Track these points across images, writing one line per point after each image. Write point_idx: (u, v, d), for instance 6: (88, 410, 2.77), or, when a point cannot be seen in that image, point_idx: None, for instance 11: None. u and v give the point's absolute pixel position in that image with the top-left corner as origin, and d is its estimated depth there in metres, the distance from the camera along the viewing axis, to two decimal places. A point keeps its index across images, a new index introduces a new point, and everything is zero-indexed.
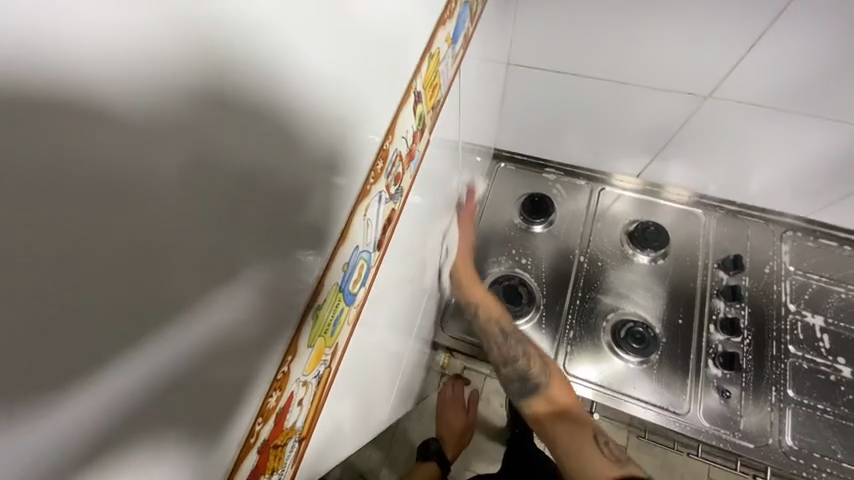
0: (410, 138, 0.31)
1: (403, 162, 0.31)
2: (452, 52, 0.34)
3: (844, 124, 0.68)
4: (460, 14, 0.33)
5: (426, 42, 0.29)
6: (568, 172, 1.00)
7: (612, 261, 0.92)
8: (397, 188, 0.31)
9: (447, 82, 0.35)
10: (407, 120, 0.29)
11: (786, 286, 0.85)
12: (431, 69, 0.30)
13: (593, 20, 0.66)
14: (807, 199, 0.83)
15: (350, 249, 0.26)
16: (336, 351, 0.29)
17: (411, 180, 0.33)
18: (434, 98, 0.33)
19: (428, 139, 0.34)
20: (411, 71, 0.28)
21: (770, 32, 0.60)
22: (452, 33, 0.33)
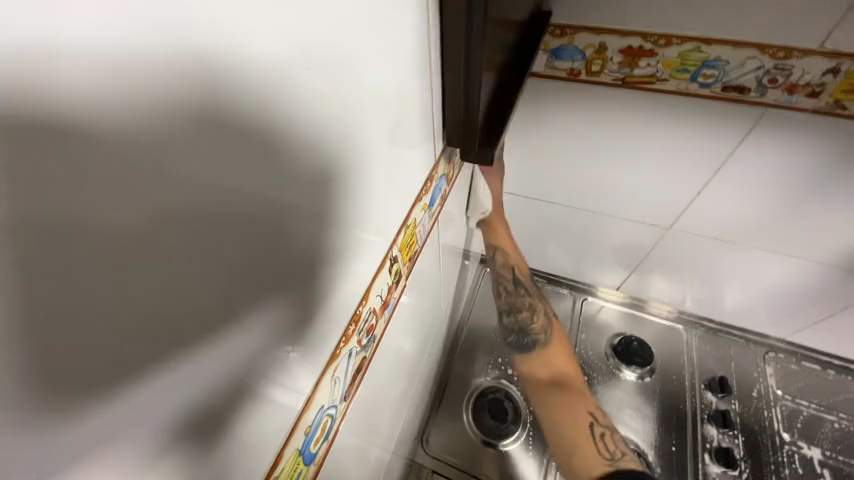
0: (384, 294, 0.34)
1: (377, 314, 0.34)
2: (427, 215, 0.40)
3: (798, 262, 0.73)
4: (436, 185, 0.40)
5: (403, 217, 0.35)
6: (551, 280, 1.04)
7: (599, 376, 0.91)
8: (368, 338, 0.33)
9: (423, 239, 0.40)
10: (381, 282, 0.34)
11: (777, 412, 0.83)
12: (407, 236, 0.36)
13: (560, 163, 0.75)
14: (781, 321, 0.86)
15: (314, 411, 0.28)
16: None
17: (385, 326, 0.36)
18: (409, 255, 0.38)
19: (404, 288, 0.38)
20: (387, 244, 0.33)
21: (716, 180, 0.67)
22: (428, 201, 0.39)
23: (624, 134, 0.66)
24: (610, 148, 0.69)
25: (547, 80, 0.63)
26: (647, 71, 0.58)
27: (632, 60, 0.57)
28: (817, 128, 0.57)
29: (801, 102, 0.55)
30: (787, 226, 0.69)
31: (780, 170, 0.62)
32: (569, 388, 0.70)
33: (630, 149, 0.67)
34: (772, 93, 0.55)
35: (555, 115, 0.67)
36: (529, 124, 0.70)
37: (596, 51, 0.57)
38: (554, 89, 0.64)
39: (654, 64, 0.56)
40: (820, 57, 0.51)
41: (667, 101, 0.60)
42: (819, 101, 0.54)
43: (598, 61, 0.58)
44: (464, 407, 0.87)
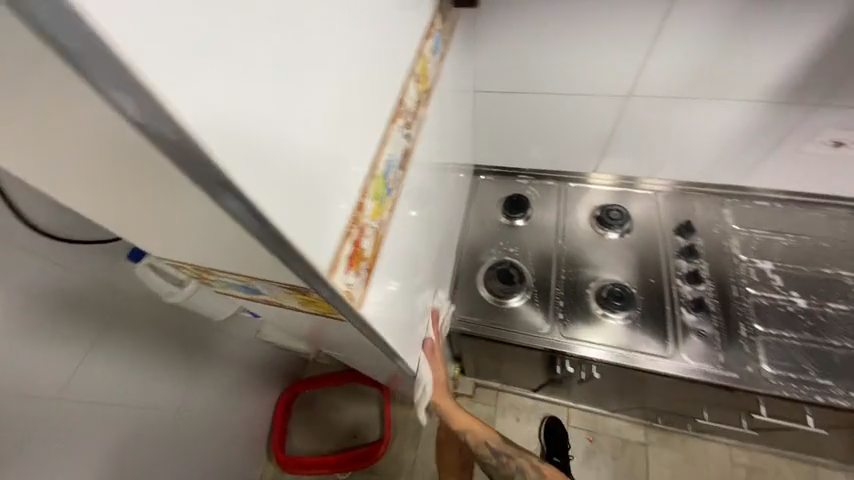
0: (413, 103, 0.45)
1: (412, 116, 0.45)
2: (433, 59, 0.51)
3: (742, 104, 0.85)
4: (436, 34, 0.51)
5: (418, 45, 0.46)
6: (538, 176, 1.20)
7: (587, 240, 1.08)
8: (408, 133, 0.45)
9: (432, 77, 0.52)
10: (412, 90, 0.45)
11: (734, 241, 1.00)
12: (422, 64, 0.47)
13: (528, 51, 0.87)
14: (733, 166, 0.99)
15: (387, 151, 0.38)
16: (384, 226, 0.39)
17: (418, 134, 0.48)
18: (425, 85, 0.49)
19: (425, 112, 0.50)
20: (412, 61, 0.44)
21: (659, 43, 0.78)
22: (432, 47, 0.51)
23: (577, 12, 0.77)
24: (568, 29, 0.80)
25: None
26: None
27: None
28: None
29: None
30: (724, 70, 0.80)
31: (710, 21, 0.73)
32: None
33: (586, 26, 0.79)
34: None
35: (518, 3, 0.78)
36: (492, 20, 0.83)
37: None
38: None
39: None
40: None
41: None
42: None
43: None
44: (478, 282, 1.05)
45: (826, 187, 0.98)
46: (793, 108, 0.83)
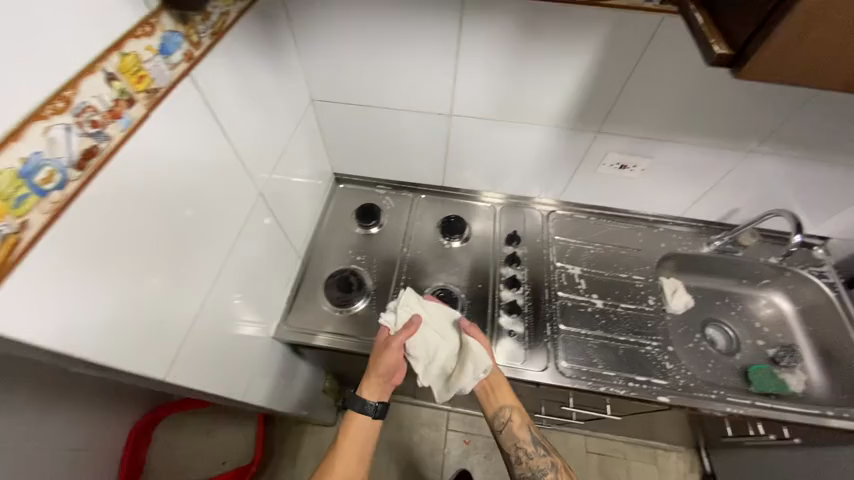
0: (106, 100, 0.43)
1: (108, 114, 0.43)
2: (161, 58, 0.50)
3: (541, 128, 0.96)
4: (164, 35, 0.50)
5: (116, 40, 0.44)
6: (396, 187, 1.26)
7: (429, 249, 1.14)
8: (99, 131, 0.42)
9: (162, 78, 0.50)
10: (98, 86, 0.42)
11: (553, 249, 1.12)
12: (128, 60, 0.45)
13: (352, 64, 0.89)
14: (550, 184, 1.13)
15: (26, 147, 0.36)
16: (26, 229, 0.36)
17: (124, 134, 0.45)
18: (143, 84, 0.47)
19: (143, 111, 0.47)
20: (96, 55, 0.42)
21: (460, 63, 0.84)
22: (158, 46, 0.49)
23: (383, 33, 0.81)
24: (380, 49, 0.85)
25: None
26: None
27: None
28: (504, 9, 0.73)
29: None
30: (520, 93, 0.88)
31: (495, 53, 0.81)
32: None
33: (394, 48, 0.84)
34: None
35: (327, 19, 0.80)
36: (307, 32, 0.83)
37: None
38: None
39: None
40: None
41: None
42: None
43: None
44: (319, 290, 1.06)
45: (624, 201, 1.15)
46: (581, 134, 0.96)
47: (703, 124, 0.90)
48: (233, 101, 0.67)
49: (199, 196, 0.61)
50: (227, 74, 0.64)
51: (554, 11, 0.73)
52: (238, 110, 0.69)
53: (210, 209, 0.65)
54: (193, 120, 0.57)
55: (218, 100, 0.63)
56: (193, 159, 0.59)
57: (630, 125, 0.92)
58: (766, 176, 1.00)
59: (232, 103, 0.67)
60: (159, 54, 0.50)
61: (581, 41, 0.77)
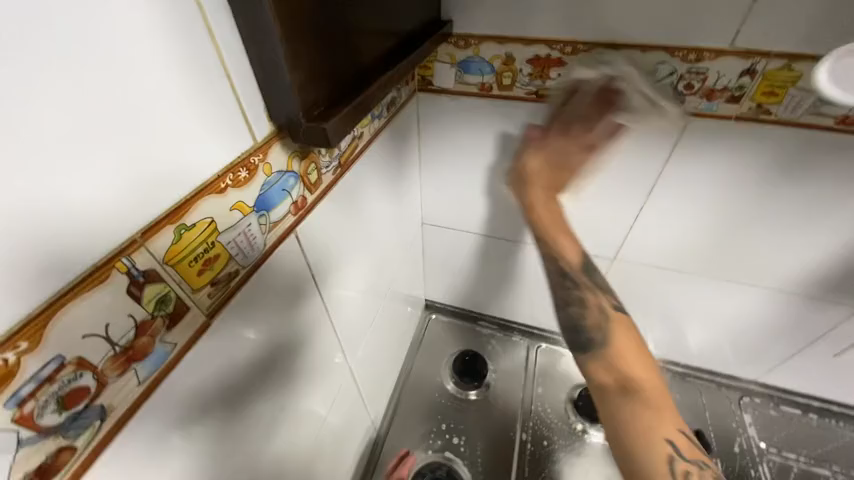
0: (120, 331, 0.22)
1: (113, 364, 0.22)
2: (256, 221, 0.29)
3: (765, 290, 0.64)
4: (270, 182, 0.29)
5: (180, 204, 0.23)
6: (503, 326, 0.94)
7: (561, 439, 0.77)
8: (82, 408, 0.21)
9: (249, 252, 0.29)
10: (109, 305, 0.21)
11: (765, 471, 0.73)
12: (191, 240, 0.24)
13: (487, 189, 0.66)
14: (752, 358, 0.76)
15: None
16: None
17: (135, 388, 0.23)
18: (207, 274, 0.26)
19: (193, 323, 0.26)
20: (126, 243, 0.21)
21: (654, 195, 0.57)
22: (256, 202, 0.29)
23: None
24: None
25: (442, 94, 0.56)
26: (559, 83, 0.50)
27: (542, 71, 0.49)
28: (753, 139, 0.48)
29: (721, 109, 0.47)
30: (743, 241, 0.58)
31: (717, 191, 0.54)
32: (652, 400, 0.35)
33: None
34: (690, 100, 0.47)
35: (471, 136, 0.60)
36: (438, 149, 0.63)
37: (503, 63, 0.50)
38: (463, 107, 0.56)
39: (562, 73, 0.49)
40: (733, 55, 0.42)
41: None
42: (741, 107, 0.46)
43: (507, 74, 0.51)
44: None
45: None
46: (832, 305, 0.62)
47: None
48: (341, 252, 0.45)
49: (251, 419, 0.37)
50: (338, 221, 0.42)
51: (846, 145, 0.46)
52: (342, 259, 0.47)
53: (263, 427, 0.40)
54: (273, 309, 0.34)
55: (323, 253, 0.41)
56: (253, 367, 0.35)
57: None
58: None
59: (335, 257, 0.44)
60: (254, 213, 0.29)
61: None
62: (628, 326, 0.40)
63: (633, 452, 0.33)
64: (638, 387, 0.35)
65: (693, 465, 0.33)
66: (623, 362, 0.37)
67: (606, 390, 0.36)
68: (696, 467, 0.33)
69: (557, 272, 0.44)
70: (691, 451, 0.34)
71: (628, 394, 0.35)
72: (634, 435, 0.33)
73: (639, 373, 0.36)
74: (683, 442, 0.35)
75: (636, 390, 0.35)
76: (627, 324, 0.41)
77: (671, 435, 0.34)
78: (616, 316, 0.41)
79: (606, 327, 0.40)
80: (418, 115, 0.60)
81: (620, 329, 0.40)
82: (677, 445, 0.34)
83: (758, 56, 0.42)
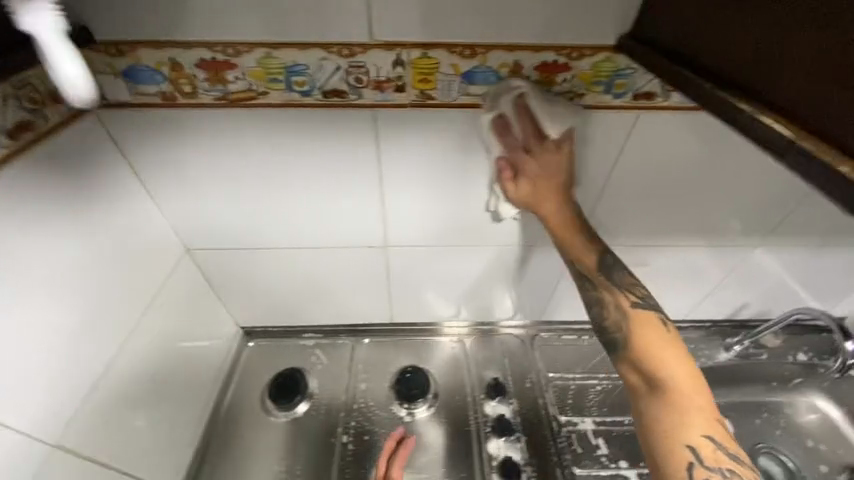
0: None
1: None
2: None
3: (511, 247, 0.73)
4: None
5: None
6: (327, 332, 0.91)
7: (382, 429, 0.79)
8: None
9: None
10: None
11: (550, 396, 0.83)
12: None
13: (233, 201, 0.62)
14: (531, 304, 0.88)
15: None
16: None
17: None
18: None
19: None
20: None
21: (386, 181, 0.60)
22: None
23: (269, 161, 0.56)
24: (267, 180, 0.59)
25: (121, 107, 0.49)
26: (240, 85, 0.48)
27: (217, 75, 0.47)
28: (436, 122, 0.53)
29: (397, 99, 0.50)
30: (473, 208, 0.65)
31: (432, 170, 0.59)
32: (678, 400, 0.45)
33: (287, 178, 0.59)
34: (366, 93, 0.49)
35: (185, 148, 0.55)
36: (157, 167, 0.56)
37: (170, 69, 0.46)
38: (156, 119, 0.51)
39: (237, 76, 0.47)
40: (378, 48, 0.46)
41: (285, 116, 0.51)
42: (410, 95, 0.50)
43: (182, 81, 0.47)
44: None
45: None
46: (559, 249, 0.74)
47: (703, 226, 0.72)
48: None
49: None
50: None
51: (503, 118, 0.53)
52: None
53: None
54: None
55: None
56: None
57: (618, 234, 0.72)
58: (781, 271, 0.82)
59: None
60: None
61: (542, 148, 0.58)
62: (642, 324, 0.51)
63: (658, 443, 0.44)
64: (662, 382, 0.46)
65: (714, 471, 0.41)
66: (645, 359, 0.48)
67: (639, 388, 0.47)
68: (716, 469, 0.41)
69: (577, 277, 0.56)
70: (719, 454, 0.42)
71: (655, 391, 0.46)
72: (663, 428, 0.44)
73: (662, 376, 0.46)
74: (706, 445, 0.43)
75: (658, 389, 0.46)
76: (643, 316, 0.52)
77: (708, 432, 0.44)
78: (638, 314, 0.52)
79: (620, 349, 0.50)
80: (110, 134, 0.52)
81: (645, 337, 0.50)
82: (714, 436, 0.43)
83: (398, 48, 0.46)
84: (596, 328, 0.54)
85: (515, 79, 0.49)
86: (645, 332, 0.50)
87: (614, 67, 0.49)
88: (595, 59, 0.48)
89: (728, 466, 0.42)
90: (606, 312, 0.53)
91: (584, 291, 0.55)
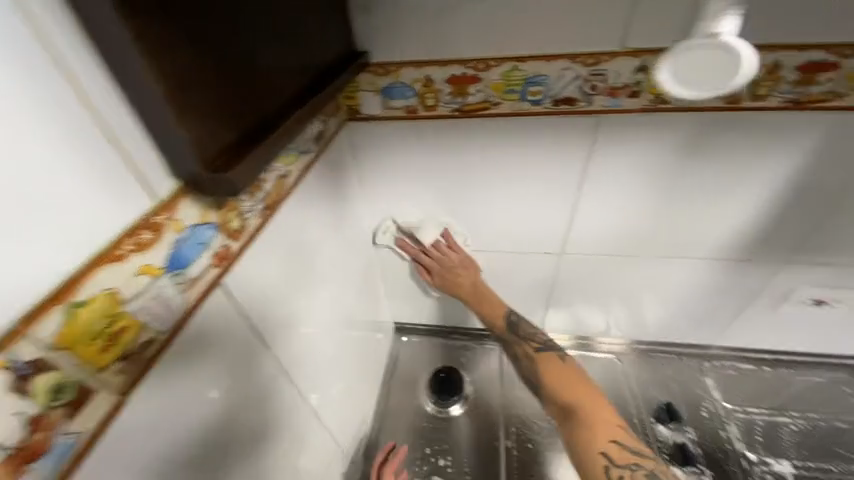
0: (15, 429, 0.20)
1: (3, 471, 0.19)
2: (167, 281, 0.28)
3: (702, 261, 0.68)
4: (179, 239, 0.28)
5: (67, 278, 0.22)
6: (474, 336, 0.93)
7: (545, 439, 0.78)
8: None
9: (163, 316, 0.27)
10: None
11: (733, 429, 0.76)
12: (85, 317, 0.23)
13: (433, 205, 0.66)
14: (704, 326, 0.80)
15: None
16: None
17: None
18: (121, 346, 0.25)
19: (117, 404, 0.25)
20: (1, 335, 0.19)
21: (587, 187, 0.60)
22: (163, 261, 0.27)
23: (476, 168, 0.60)
24: (471, 186, 0.62)
25: (367, 118, 0.56)
26: (479, 97, 0.52)
27: (461, 88, 0.51)
28: (662, 127, 0.52)
29: (627, 104, 0.50)
30: (672, 217, 0.62)
31: (639, 178, 0.58)
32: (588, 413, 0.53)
33: (488, 185, 0.62)
34: (598, 99, 0.50)
35: (409, 155, 0.60)
36: (377, 171, 0.63)
37: (424, 85, 0.51)
38: (394, 130, 0.57)
39: (479, 88, 0.51)
40: (625, 56, 0.46)
41: (512, 124, 0.54)
42: (643, 100, 0.50)
43: (429, 95, 0.52)
44: None
45: (816, 345, 0.80)
46: (760, 266, 0.67)
47: None
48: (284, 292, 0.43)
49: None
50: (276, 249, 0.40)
51: (738, 122, 0.50)
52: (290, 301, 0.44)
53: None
54: (212, 371, 0.32)
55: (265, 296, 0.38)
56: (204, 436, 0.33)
57: (841, 253, 0.63)
58: None
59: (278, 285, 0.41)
60: (165, 273, 0.28)
61: (778, 153, 0.53)
62: (564, 368, 0.61)
63: (579, 451, 0.51)
64: (574, 403, 0.55)
65: (624, 468, 0.47)
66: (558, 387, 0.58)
67: (557, 402, 0.57)
68: (626, 466, 0.47)
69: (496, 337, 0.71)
70: (624, 452, 0.49)
71: (565, 413, 0.56)
72: (581, 436, 0.52)
73: (576, 397, 0.55)
74: (613, 447, 0.49)
75: (568, 414, 0.55)
76: (558, 368, 0.61)
77: (614, 438, 0.50)
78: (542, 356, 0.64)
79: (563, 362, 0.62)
80: (350, 142, 0.59)
81: (567, 367, 0.61)
82: (621, 440, 0.50)
83: (648, 54, 0.46)
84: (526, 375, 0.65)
85: (771, 80, 0.46)
86: (557, 371, 0.60)
87: None
88: None
89: (634, 461, 0.47)
90: (521, 365, 0.66)
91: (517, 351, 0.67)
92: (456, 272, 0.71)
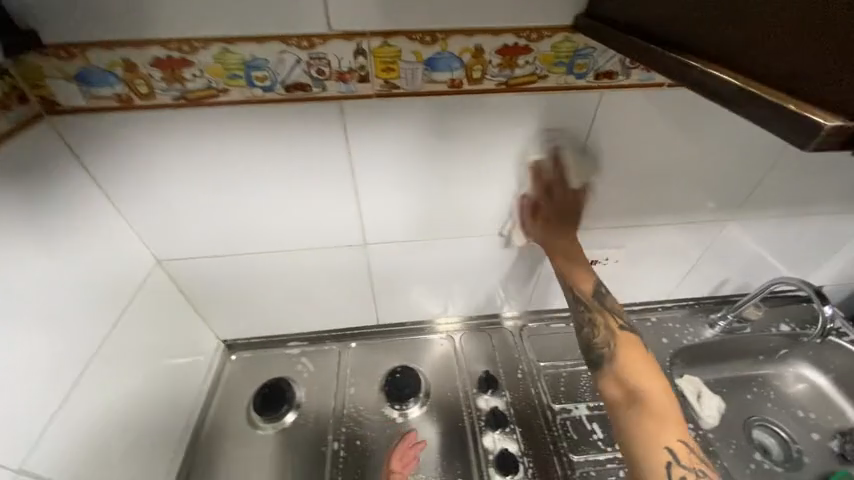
0: None
1: None
2: None
3: (491, 237, 0.72)
4: None
5: None
6: (313, 339, 0.89)
7: (375, 432, 0.78)
8: None
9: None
10: None
11: (542, 385, 0.83)
12: None
13: (203, 207, 0.60)
14: (516, 295, 0.87)
15: None
16: None
17: None
18: None
19: None
20: None
21: (358, 175, 0.59)
22: None
23: (231, 163, 0.55)
24: (235, 183, 0.57)
25: (71, 112, 0.48)
26: (201, 83, 0.47)
27: (174, 73, 0.46)
28: (400, 111, 0.53)
29: (361, 90, 0.50)
30: (446, 196, 0.65)
31: (404, 162, 0.59)
32: (649, 401, 0.55)
33: (252, 179, 0.57)
34: (330, 85, 0.49)
35: (146, 151, 0.53)
36: (117, 173, 0.54)
37: (126, 69, 0.45)
38: (114, 124, 0.49)
39: (196, 73, 0.46)
40: (337, 38, 0.46)
41: (247, 112, 0.50)
42: (375, 85, 0.50)
43: (138, 82, 0.46)
44: None
45: None
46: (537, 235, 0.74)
47: (676, 203, 0.73)
48: None
49: None
50: None
51: (469, 104, 0.54)
52: None
53: None
54: None
55: None
56: None
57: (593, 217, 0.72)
58: (752, 243, 0.84)
59: None
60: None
61: (513, 131, 0.58)
62: (624, 341, 0.62)
63: (642, 457, 0.52)
64: (649, 398, 0.55)
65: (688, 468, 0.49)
66: (626, 379, 0.57)
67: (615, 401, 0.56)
68: (690, 468, 0.50)
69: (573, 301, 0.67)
70: (691, 456, 0.51)
71: (632, 403, 0.55)
72: (637, 453, 0.52)
73: (642, 388, 0.56)
74: (681, 448, 0.51)
75: (636, 401, 0.55)
76: (628, 338, 0.63)
77: (679, 442, 0.52)
78: (625, 335, 0.63)
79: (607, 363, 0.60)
80: (65, 140, 0.50)
81: (620, 361, 0.60)
82: (687, 445, 0.52)
83: (359, 37, 0.46)
84: (584, 347, 0.63)
85: (478, 63, 0.50)
86: (629, 347, 0.61)
87: (573, 46, 0.51)
88: (554, 40, 0.50)
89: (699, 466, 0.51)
90: (590, 333, 0.64)
91: (578, 316, 0.66)
92: (563, 219, 0.70)
